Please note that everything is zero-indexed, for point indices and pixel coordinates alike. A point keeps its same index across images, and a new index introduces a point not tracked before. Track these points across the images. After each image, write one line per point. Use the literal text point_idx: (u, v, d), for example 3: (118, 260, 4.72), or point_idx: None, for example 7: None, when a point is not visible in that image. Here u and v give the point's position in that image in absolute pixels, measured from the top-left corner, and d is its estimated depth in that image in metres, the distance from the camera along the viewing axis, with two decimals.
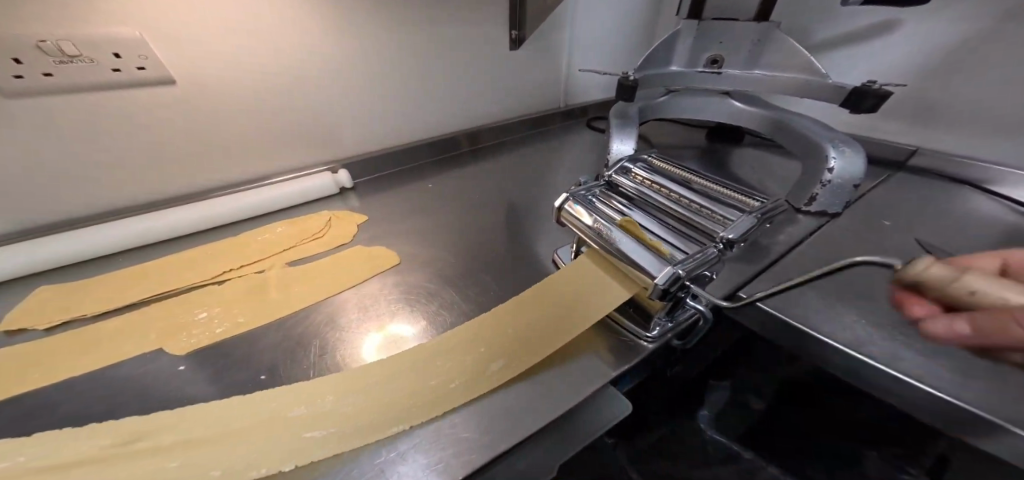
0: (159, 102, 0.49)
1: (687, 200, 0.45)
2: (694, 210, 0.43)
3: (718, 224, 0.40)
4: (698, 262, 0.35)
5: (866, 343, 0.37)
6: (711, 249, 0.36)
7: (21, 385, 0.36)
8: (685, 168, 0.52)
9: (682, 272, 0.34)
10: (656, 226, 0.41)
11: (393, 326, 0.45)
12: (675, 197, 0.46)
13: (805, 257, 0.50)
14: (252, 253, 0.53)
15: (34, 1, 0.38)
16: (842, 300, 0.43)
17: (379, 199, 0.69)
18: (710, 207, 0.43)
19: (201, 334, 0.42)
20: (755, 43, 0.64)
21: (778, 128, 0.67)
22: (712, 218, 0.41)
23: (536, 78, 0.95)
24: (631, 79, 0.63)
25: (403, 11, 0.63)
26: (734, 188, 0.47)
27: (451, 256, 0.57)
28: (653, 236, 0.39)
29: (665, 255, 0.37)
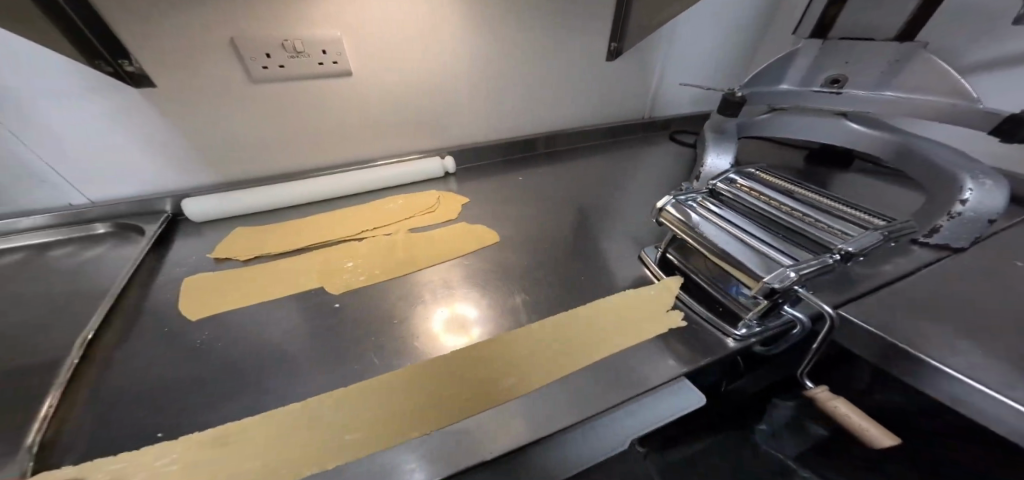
0: (336, 90, 0.61)
1: (798, 212, 0.44)
2: (807, 222, 0.43)
3: (836, 237, 0.39)
4: (813, 269, 0.36)
5: (982, 370, 0.37)
6: (825, 259, 0.36)
7: (230, 304, 0.46)
8: (797, 182, 0.51)
9: (794, 276, 0.35)
10: (763, 232, 0.42)
11: (459, 306, 0.49)
12: (783, 209, 0.46)
13: (919, 288, 0.48)
14: (378, 217, 0.62)
15: (284, 13, 0.52)
16: (962, 331, 0.41)
17: (477, 186, 0.78)
18: (826, 221, 0.42)
19: (350, 279, 0.51)
20: (892, 64, 0.62)
21: (905, 155, 0.64)
22: (828, 231, 0.40)
23: (627, 89, 0.98)
24: (738, 95, 0.65)
25: (526, 22, 0.72)
26: (853, 208, 0.45)
27: (539, 243, 0.64)
28: (761, 241, 0.41)
29: (773, 260, 0.38)
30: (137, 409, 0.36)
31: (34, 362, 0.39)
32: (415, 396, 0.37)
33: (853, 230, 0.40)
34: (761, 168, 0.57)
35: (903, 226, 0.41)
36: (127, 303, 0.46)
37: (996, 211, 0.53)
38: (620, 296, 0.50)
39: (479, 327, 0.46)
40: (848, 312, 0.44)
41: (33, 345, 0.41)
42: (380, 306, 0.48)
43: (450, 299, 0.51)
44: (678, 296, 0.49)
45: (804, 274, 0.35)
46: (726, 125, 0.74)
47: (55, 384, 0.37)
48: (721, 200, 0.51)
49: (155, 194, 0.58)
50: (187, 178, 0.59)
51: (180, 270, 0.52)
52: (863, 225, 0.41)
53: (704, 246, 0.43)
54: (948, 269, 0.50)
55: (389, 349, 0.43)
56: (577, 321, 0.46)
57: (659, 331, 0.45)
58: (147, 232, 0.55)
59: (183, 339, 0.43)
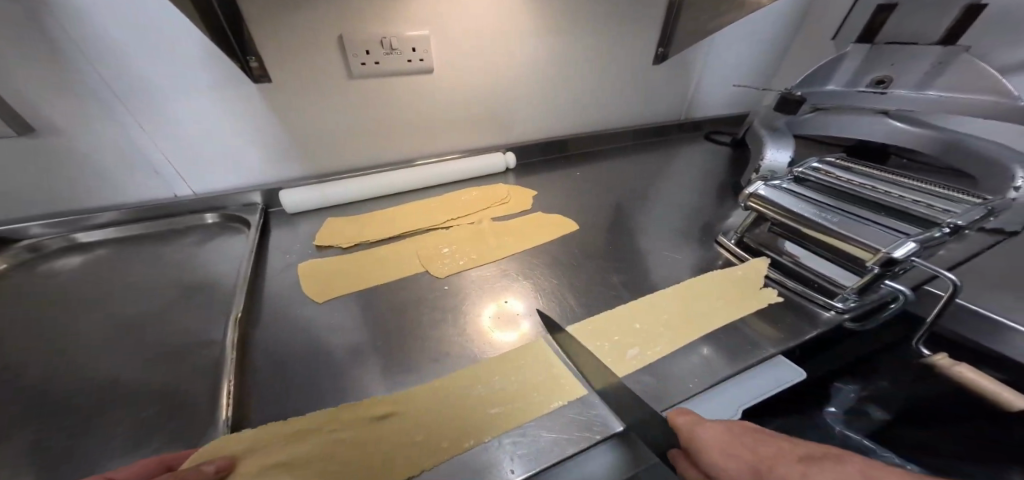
0: (420, 87, 0.64)
1: (895, 193, 0.47)
2: (903, 201, 0.46)
3: (939, 213, 0.42)
4: (928, 240, 0.38)
5: None
6: (936, 232, 0.39)
7: (344, 288, 0.50)
8: (877, 167, 0.54)
9: (915, 246, 0.38)
10: (862, 211, 0.46)
11: (507, 301, 0.50)
12: (877, 191, 0.49)
13: None
14: (459, 209, 0.66)
15: (386, 15, 0.55)
16: None
17: (540, 181, 0.82)
18: (925, 200, 0.45)
19: (450, 264, 0.55)
20: (934, 65, 0.66)
21: (950, 149, 0.67)
22: (930, 209, 0.43)
23: (670, 89, 1.03)
24: (797, 94, 0.69)
25: (591, 23, 0.75)
26: (945, 188, 0.48)
27: (615, 232, 0.67)
28: (863, 218, 0.44)
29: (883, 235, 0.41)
30: (303, 378, 0.39)
31: (191, 341, 0.43)
32: (543, 369, 0.41)
33: (956, 206, 0.43)
34: (836, 155, 0.60)
35: (997, 203, 0.44)
36: (253, 288, 0.49)
37: None
38: (712, 276, 0.53)
39: (527, 321, 0.47)
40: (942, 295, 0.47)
41: (184, 327, 0.45)
42: (489, 289, 0.51)
43: (550, 281, 0.54)
44: (768, 275, 0.53)
45: (923, 243, 0.38)
46: (775, 122, 0.79)
47: (222, 358, 0.40)
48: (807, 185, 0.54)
49: (253, 186, 0.61)
50: (282, 169, 0.62)
51: (291, 257, 0.55)
52: (963, 202, 0.44)
53: (807, 224, 0.46)
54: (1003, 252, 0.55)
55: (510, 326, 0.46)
56: (679, 301, 0.50)
57: (755, 308, 0.49)
58: (252, 222, 0.58)
59: (319, 317, 0.46)
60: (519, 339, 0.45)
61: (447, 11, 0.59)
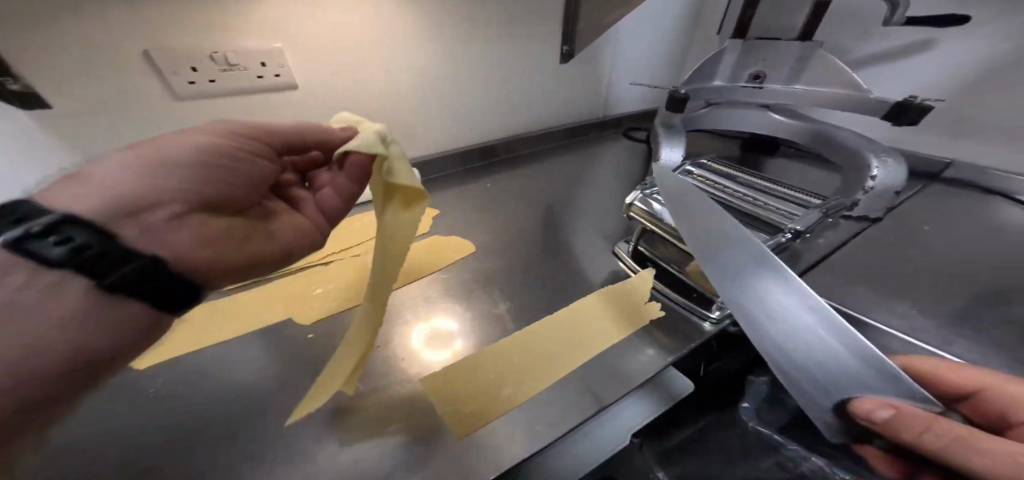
0: (281, 105, 0.57)
1: (751, 198, 0.50)
2: (759, 207, 0.48)
3: (784, 219, 0.45)
4: (770, 250, 0.40)
5: (916, 331, 0.44)
6: (779, 238, 0.42)
7: (177, 349, 0.43)
8: (744, 170, 0.56)
9: (757, 258, 0.40)
10: (724, 219, 0.47)
11: (438, 320, 0.50)
12: (737, 195, 0.51)
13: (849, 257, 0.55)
14: (348, 238, 0.60)
15: (212, 26, 0.47)
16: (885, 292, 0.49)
17: (446, 197, 0.77)
18: (774, 205, 0.48)
19: (321, 307, 0.49)
20: (798, 60, 0.70)
21: (820, 140, 0.72)
22: (777, 214, 0.46)
23: (581, 90, 1.02)
24: (681, 93, 0.71)
25: (481, 27, 0.72)
26: (793, 189, 0.52)
27: (520, 248, 0.64)
28: (722, 226, 0.46)
29: (738, 246, 0.43)
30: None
31: None
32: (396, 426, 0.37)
33: (797, 211, 0.46)
34: (712, 157, 0.62)
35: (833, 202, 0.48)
36: None
37: (897, 185, 0.60)
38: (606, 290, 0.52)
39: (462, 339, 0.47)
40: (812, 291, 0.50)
41: None
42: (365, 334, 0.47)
43: (436, 313, 0.50)
44: (654, 286, 0.53)
45: (764, 254, 0.40)
46: (673, 120, 0.81)
47: None
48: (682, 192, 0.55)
49: None
50: None
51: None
52: (805, 204, 0.48)
53: (675, 235, 0.47)
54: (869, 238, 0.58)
55: (380, 377, 0.42)
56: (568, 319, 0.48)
57: (639, 323, 0.48)
58: None
59: (142, 389, 0.39)
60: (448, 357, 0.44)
61: (297, 20, 0.52)
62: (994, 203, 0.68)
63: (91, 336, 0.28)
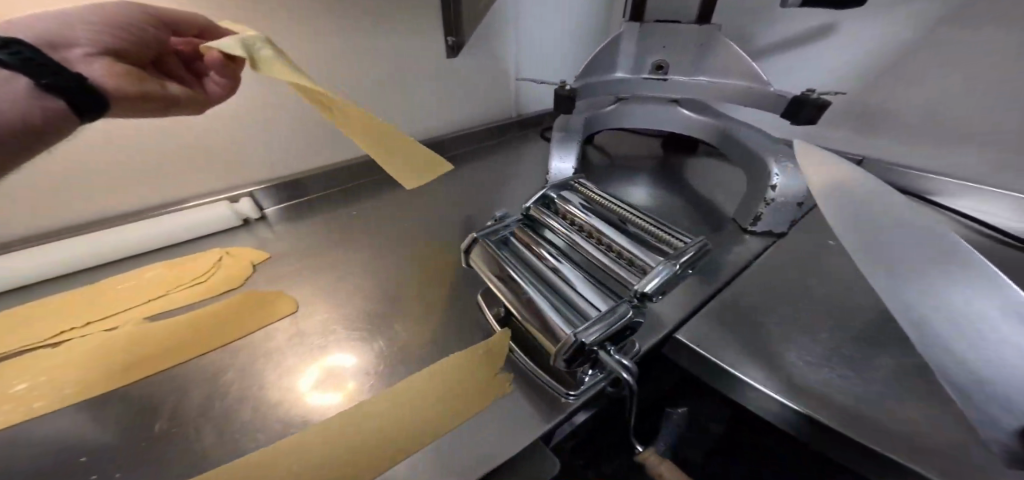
0: None
1: (612, 238, 0.39)
2: (615, 251, 0.37)
3: (638, 272, 0.34)
4: (607, 327, 0.30)
5: (798, 388, 0.34)
6: (622, 308, 0.31)
7: None
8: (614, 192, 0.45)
9: (586, 341, 0.29)
10: (571, 271, 0.37)
11: (334, 357, 0.43)
12: (596, 233, 0.40)
13: (742, 285, 0.46)
14: (113, 301, 0.47)
15: None
16: (773, 333, 0.40)
17: (297, 229, 0.64)
18: (635, 248, 0.37)
19: (15, 412, 0.36)
20: (699, 47, 0.59)
21: (727, 140, 0.62)
22: (633, 262, 0.35)
23: (482, 87, 0.90)
24: (567, 89, 0.59)
25: None
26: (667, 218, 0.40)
27: (366, 292, 0.52)
28: (565, 285, 0.35)
29: (576, 319, 0.32)
30: None
31: None
32: None
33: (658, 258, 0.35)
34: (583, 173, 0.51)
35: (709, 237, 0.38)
36: None
37: (803, 195, 0.50)
38: (447, 365, 0.41)
39: (357, 376, 0.41)
40: (683, 336, 0.41)
41: None
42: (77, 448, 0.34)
43: (200, 404, 0.38)
44: (513, 349, 0.43)
45: (597, 336, 0.29)
46: (571, 122, 0.68)
47: None
48: (537, 226, 0.43)
49: None
50: None
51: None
52: (672, 243, 0.36)
53: (510, 298, 0.35)
54: (766, 258, 0.49)
55: None
56: (370, 414, 0.37)
57: (456, 425, 0.36)
58: None
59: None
60: (339, 401, 0.38)
61: None
62: (904, 203, 0.60)
63: (18, 106, 0.31)
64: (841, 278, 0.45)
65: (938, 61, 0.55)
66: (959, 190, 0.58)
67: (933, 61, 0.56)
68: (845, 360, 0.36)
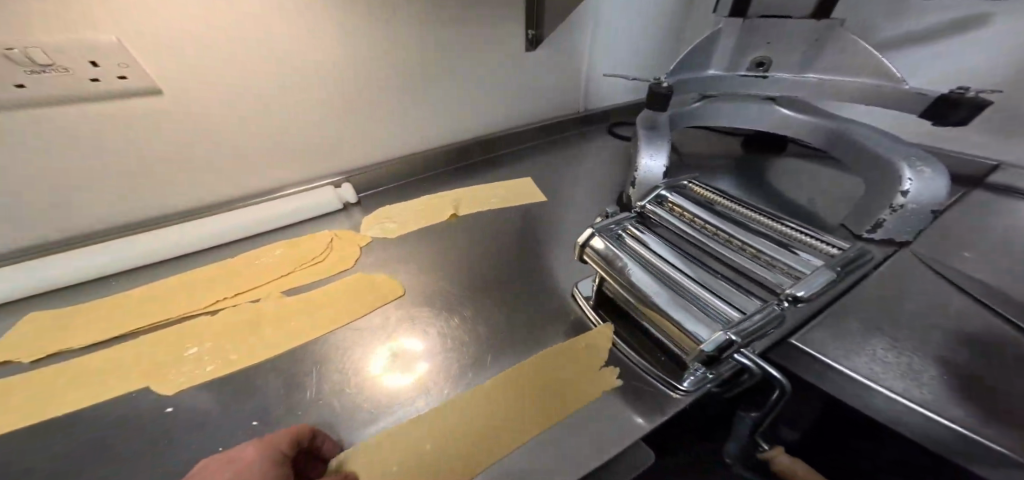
0: (145, 113, 0.46)
1: (741, 242, 0.36)
2: (750, 254, 0.35)
3: (784, 276, 0.32)
4: (758, 329, 0.28)
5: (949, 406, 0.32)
6: (773, 308, 0.28)
7: None
8: (735, 197, 0.43)
9: (737, 338, 0.27)
10: (699, 271, 0.35)
11: (405, 342, 0.45)
12: (721, 235, 0.38)
13: (870, 294, 0.43)
14: (247, 279, 0.52)
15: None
16: (915, 346, 0.37)
17: (385, 211, 0.66)
18: (773, 252, 0.34)
19: (188, 372, 0.41)
20: (811, 44, 0.55)
21: (837, 141, 0.57)
22: (774, 266, 0.33)
23: (559, 81, 0.89)
24: (664, 86, 0.57)
25: (420, 7, 0.58)
26: (803, 227, 0.37)
27: (464, 282, 0.54)
28: (696, 283, 0.33)
29: (717, 320, 0.30)
30: None
31: None
32: None
33: (805, 264, 0.32)
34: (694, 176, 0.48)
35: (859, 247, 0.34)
36: None
37: (941, 202, 0.46)
38: (535, 360, 0.42)
39: (427, 360, 0.43)
40: (800, 343, 0.38)
41: None
42: (242, 404, 0.39)
43: (328, 377, 0.41)
44: (614, 342, 0.43)
45: (749, 335, 0.27)
46: (656, 119, 0.62)
47: None
48: (651, 225, 0.42)
49: None
50: None
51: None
52: (817, 251, 0.33)
53: (635, 293, 0.34)
54: (893, 268, 0.45)
55: None
56: (485, 397, 0.38)
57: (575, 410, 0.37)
58: None
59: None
60: (410, 383, 0.40)
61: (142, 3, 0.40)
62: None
63: None
64: (982, 289, 0.41)
65: None
66: None
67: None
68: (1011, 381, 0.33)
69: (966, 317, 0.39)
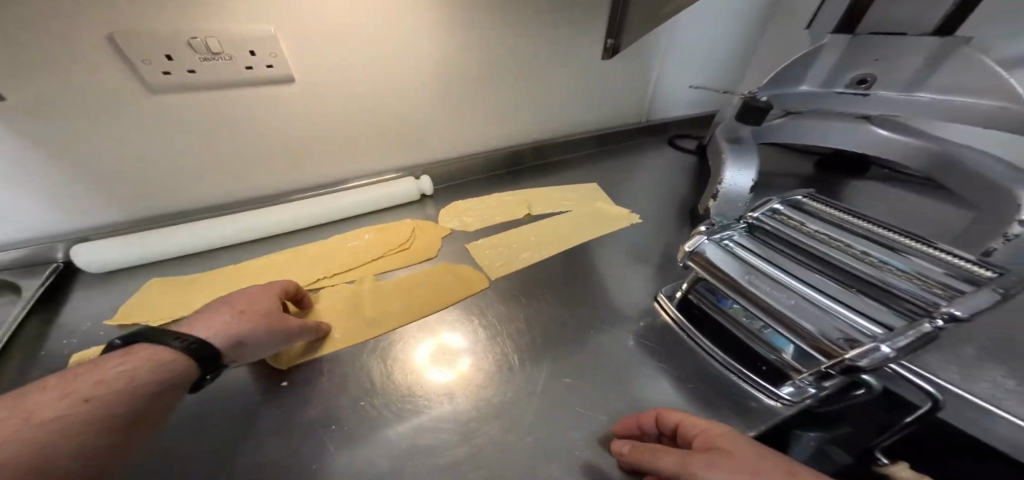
0: (278, 99, 0.49)
1: (873, 257, 0.38)
2: (879, 268, 0.37)
3: (931, 291, 0.33)
4: (906, 346, 0.29)
5: None
6: (924, 323, 0.29)
7: None
8: (850, 211, 0.46)
9: (889, 352, 0.29)
10: (827, 284, 0.37)
11: (444, 335, 0.46)
12: (848, 250, 0.40)
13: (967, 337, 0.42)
14: (342, 260, 0.54)
15: None
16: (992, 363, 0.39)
17: (457, 206, 0.68)
18: (911, 270, 0.36)
19: (301, 348, 0.42)
20: (925, 62, 0.51)
21: (944, 166, 0.55)
22: (914, 282, 0.35)
23: (626, 90, 0.89)
24: (761, 100, 0.55)
25: (516, 12, 0.60)
26: (937, 245, 0.39)
27: (540, 281, 0.55)
28: (826, 298, 0.35)
29: (851, 323, 0.33)
30: None
31: None
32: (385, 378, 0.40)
33: (954, 283, 0.33)
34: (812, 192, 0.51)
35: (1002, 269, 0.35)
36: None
37: None
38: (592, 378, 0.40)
39: (471, 357, 0.43)
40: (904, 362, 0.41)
41: None
42: (347, 377, 0.40)
43: (425, 363, 0.42)
44: (745, 373, 0.41)
45: (899, 349, 0.29)
46: (739, 133, 0.62)
47: None
48: (765, 236, 0.45)
49: (44, 239, 0.46)
50: (81, 215, 0.47)
51: (69, 343, 0.41)
52: (960, 272, 0.35)
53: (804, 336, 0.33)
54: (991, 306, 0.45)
55: (356, 439, 0.35)
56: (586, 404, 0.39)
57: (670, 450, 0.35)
58: (25, 293, 0.43)
59: None
60: (454, 379, 0.41)
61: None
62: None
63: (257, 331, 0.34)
64: None
65: None
66: None
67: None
68: None
69: None
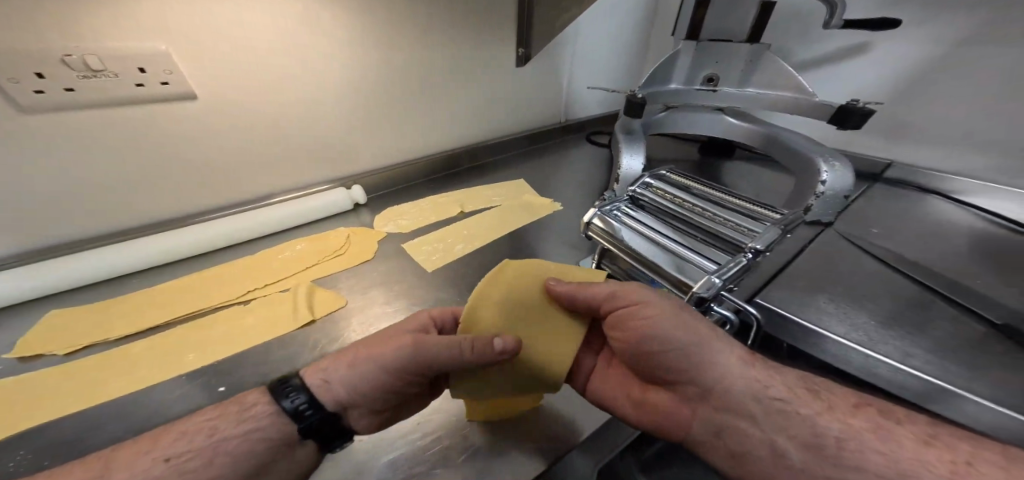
0: (178, 116, 0.48)
1: (714, 213, 0.51)
2: (717, 221, 0.50)
3: (746, 234, 0.46)
4: (731, 276, 0.40)
5: (874, 341, 0.44)
6: (740, 258, 0.42)
7: (39, 416, 0.35)
8: (700, 180, 0.59)
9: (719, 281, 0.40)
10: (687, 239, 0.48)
11: None
12: (698, 210, 0.52)
13: (800, 272, 0.55)
14: (271, 271, 0.53)
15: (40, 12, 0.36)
16: (817, 290, 0.52)
17: (390, 211, 0.69)
18: (735, 220, 0.49)
19: (234, 361, 0.42)
20: (748, 63, 0.67)
21: (774, 144, 0.70)
22: (737, 229, 0.47)
23: (542, 94, 0.97)
24: (638, 96, 0.66)
25: (421, 25, 0.63)
26: (755, 202, 0.53)
27: (475, 271, 0.59)
28: (684, 248, 0.46)
29: (700, 264, 0.43)
30: None
31: None
32: None
33: (758, 226, 0.47)
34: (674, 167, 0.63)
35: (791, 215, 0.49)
36: None
37: (847, 189, 0.59)
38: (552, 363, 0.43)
39: None
40: (762, 299, 0.50)
41: None
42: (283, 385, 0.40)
43: None
44: None
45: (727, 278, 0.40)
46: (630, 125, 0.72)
47: None
48: (643, 206, 0.56)
49: None
50: None
51: None
52: (764, 219, 0.49)
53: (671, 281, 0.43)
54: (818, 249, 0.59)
55: None
56: None
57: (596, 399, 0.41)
58: None
59: None
60: None
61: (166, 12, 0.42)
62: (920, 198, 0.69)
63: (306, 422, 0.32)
64: (868, 261, 0.57)
65: (957, 85, 0.63)
66: (978, 189, 0.66)
67: (955, 80, 0.63)
68: (887, 325, 0.46)
69: (858, 289, 0.52)
